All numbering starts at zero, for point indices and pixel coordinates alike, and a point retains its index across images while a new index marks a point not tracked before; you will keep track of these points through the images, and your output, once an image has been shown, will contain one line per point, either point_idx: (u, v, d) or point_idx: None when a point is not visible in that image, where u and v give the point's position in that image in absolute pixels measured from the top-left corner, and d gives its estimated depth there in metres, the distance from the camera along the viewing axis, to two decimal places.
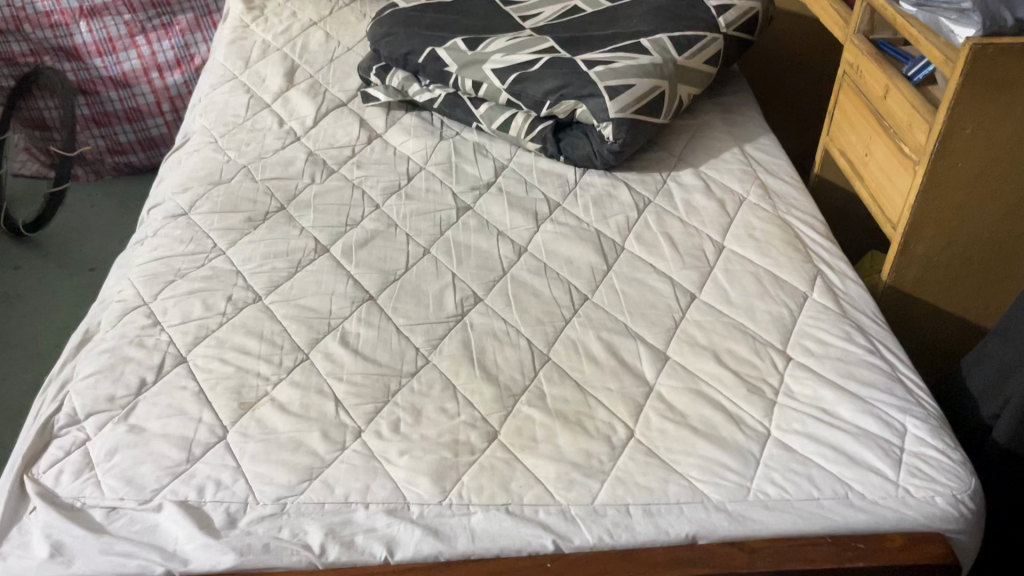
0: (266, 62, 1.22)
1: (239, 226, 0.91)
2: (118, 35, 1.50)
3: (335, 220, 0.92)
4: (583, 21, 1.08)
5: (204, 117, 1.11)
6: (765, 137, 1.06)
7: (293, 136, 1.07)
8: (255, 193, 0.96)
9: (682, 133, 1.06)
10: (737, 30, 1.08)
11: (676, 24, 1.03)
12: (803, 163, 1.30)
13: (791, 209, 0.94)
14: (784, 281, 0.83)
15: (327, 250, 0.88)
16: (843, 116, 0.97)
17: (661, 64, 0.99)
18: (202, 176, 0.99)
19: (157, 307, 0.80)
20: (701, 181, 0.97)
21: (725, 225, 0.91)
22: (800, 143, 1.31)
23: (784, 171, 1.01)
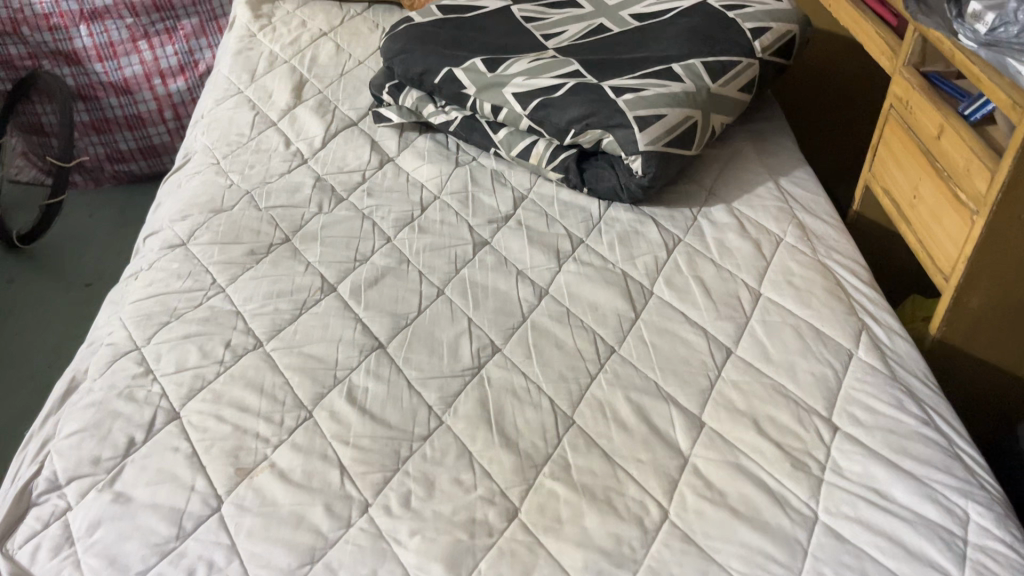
0: (273, 76, 1.15)
1: (240, 260, 0.85)
2: (119, 39, 1.44)
3: (343, 255, 0.86)
4: (609, 42, 1.02)
5: (207, 135, 1.04)
6: (801, 170, 1.00)
7: (300, 159, 1.01)
8: (258, 222, 0.90)
9: (712, 164, 0.99)
10: (773, 55, 1.02)
11: (709, 49, 0.97)
12: (834, 191, 1.24)
13: (831, 252, 0.88)
14: (827, 337, 0.77)
15: (334, 290, 0.82)
16: (888, 152, 0.90)
17: (693, 92, 0.92)
18: (203, 203, 0.92)
19: (150, 353, 0.74)
20: (734, 219, 0.91)
21: (761, 270, 0.85)
22: (832, 171, 1.24)
23: (824, 208, 0.94)
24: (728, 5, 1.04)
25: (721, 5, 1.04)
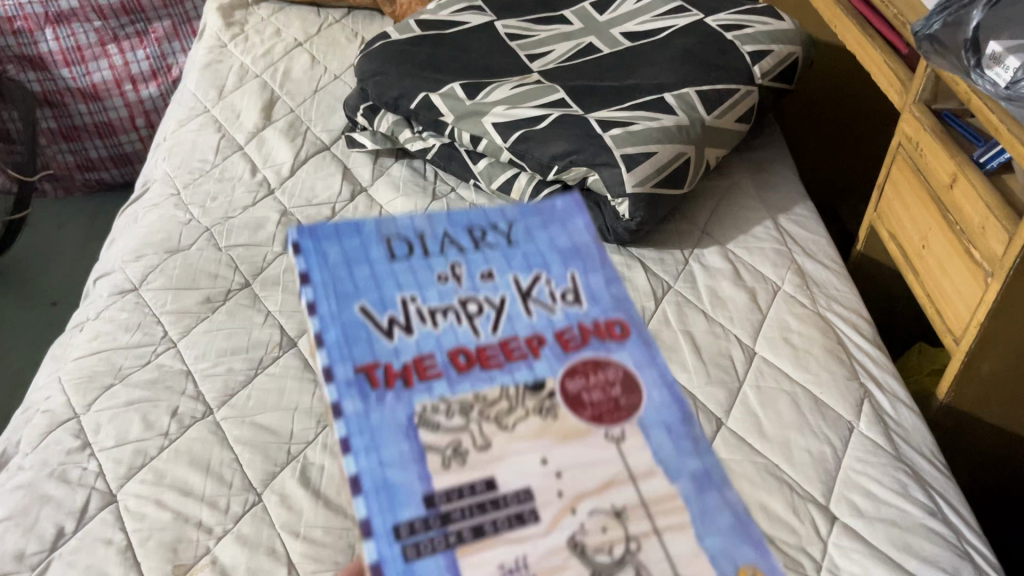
0: (241, 93, 1.08)
1: (194, 309, 0.79)
2: (87, 43, 1.36)
3: (305, 303, 0.80)
4: (598, 65, 0.95)
5: (168, 161, 0.98)
6: (802, 205, 0.93)
7: (266, 189, 0.94)
8: (217, 265, 0.84)
9: (707, 198, 0.92)
10: (773, 80, 0.95)
11: (705, 75, 0.90)
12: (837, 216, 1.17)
13: (833, 304, 0.81)
14: (825, 407, 0.71)
15: (294, 345, 0.76)
16: (897, 194, 0.83)
17: (686, 126, 0.86)
18: (158, 242, 0.86)
19: (89, 422, 0.68)
20: (729, 263, 0.85)
21: (756, 324, 0.78)
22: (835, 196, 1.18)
23: (826, 251, 0.88)
24: (727, 25, 0.97)
25: (719, 24, 0.97)
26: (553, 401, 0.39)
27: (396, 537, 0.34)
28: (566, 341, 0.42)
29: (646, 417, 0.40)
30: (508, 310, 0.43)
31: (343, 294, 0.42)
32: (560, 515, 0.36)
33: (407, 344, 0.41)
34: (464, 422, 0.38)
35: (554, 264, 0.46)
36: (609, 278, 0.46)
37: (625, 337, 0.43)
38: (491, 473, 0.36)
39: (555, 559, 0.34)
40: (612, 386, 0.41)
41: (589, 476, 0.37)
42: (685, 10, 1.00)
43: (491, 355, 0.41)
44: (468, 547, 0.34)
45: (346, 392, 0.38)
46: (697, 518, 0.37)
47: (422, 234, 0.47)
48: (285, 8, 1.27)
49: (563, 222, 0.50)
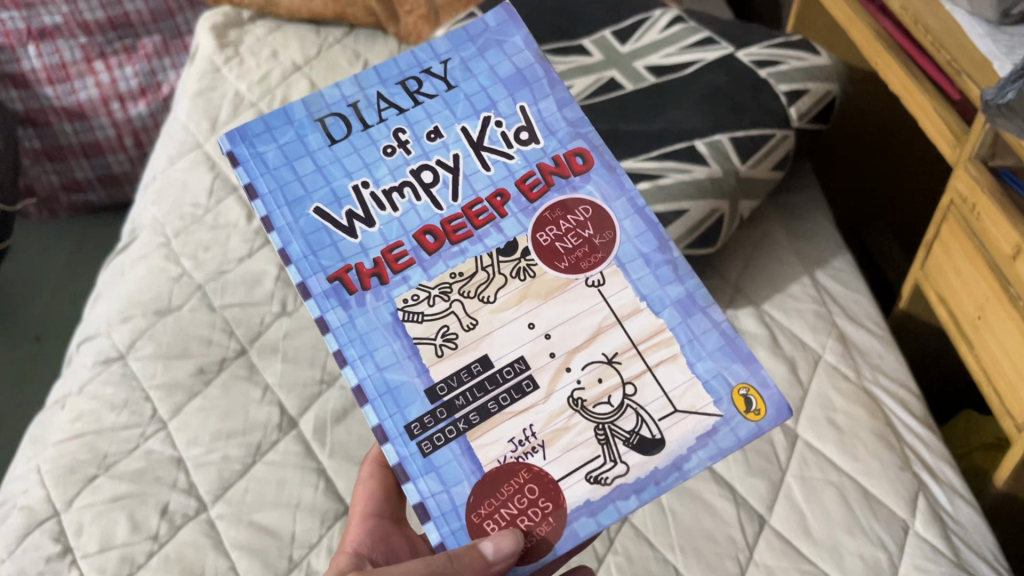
0: (236, 125, 1.01)
1: (186, 382, 0.73)
2: (72, 60, 1.29)
3: (307, 374, 0.74)
4: (621, 104, 0.88)
5: (156, 204, 0.91)
6: (840, 256, 0.87)
7: (264, 238, 0.87)
8: (210, 329, 0.77)
9: (739, 251, 0.86)
10: (810, 122, 0.88)
11: (738, 119, 0.84)
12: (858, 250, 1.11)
13: (877, 375, 0.75)
14: (877, 502, 0.65)
15: (295, 428, 0.70)
16: (946, 254, 0.77)
17: (720, 178, 0.79)
18: (147, 301, 0.79)
19: (71, 522, 0.64)
20: (765, 328, 0.79)
21: (798, 401, 0.73)
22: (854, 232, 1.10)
23: (867, 312, 0.81)
24: (761, 61, 0.90)
25: (752, 60, 0.90)
26: (531, 260, 0.50)
27: (413, 437, 0.46)
28: (529, 187, 0.51)
29: (623, 253, 0.49)
30: (465, 168, 0.51)
31: (293, 200, 0.50)
32: (556, 376, 0.47)
33: (373, 235, 0.50)
34: (446, 305, 0.49)
35: (500, 99, 0.53)
36: (561, 101, 0.53)
37: (589, 166, 0.51)
38: (485, 351, 0.48)
39: (558, 421, 0.47)
40: (585, 228, 0.50)
41: (575, 333, 0.48)
42: (714, 43, 0.94)
43: (460, 224, 0.50)
44: (477, 431, 0.46)
45: (327, 304, 0.48)
46: (687, 346, 0.48)
47: (355, 103, 0.52)
48: (281, 26, 1.19)
49: (499, 40, 0.54)
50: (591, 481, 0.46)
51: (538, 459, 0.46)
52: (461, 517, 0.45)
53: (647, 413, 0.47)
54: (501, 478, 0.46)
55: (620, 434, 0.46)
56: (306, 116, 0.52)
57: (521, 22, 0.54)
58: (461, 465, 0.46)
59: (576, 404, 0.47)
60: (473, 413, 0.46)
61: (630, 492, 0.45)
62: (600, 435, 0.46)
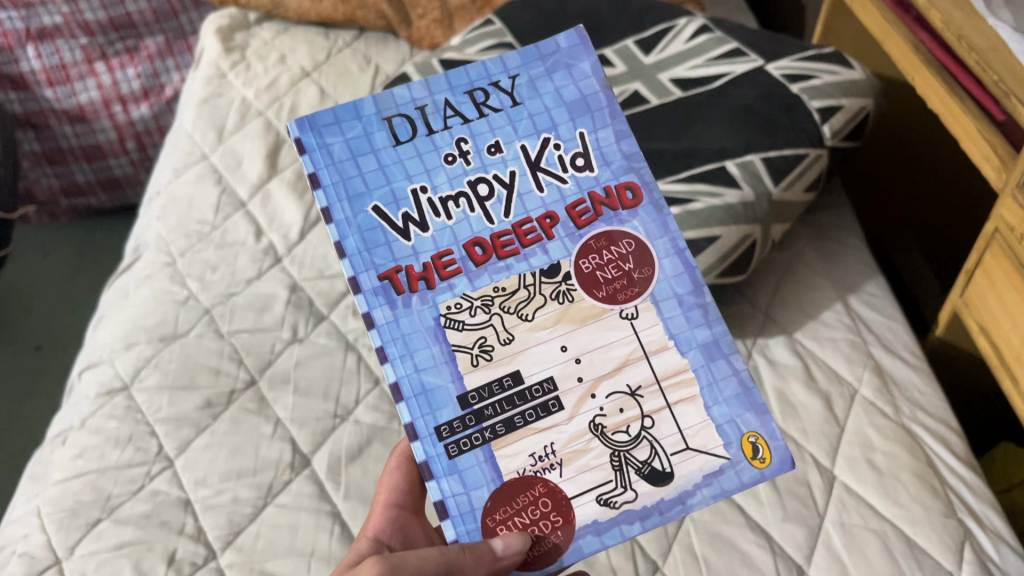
0: (243, 135, 0.97)
1: (193, 416, 0.69)
2: (73, 61, 1.25)
3: (319, 408, 0.70)
4: (647, 120, 0.85)
5: (161, 220, 0.87)
6: (874, 280, 0.83)
7: (272, 258, 0.84)
8: (218, 357, 0.74)
9: (769, 274, 0.83)
10: (843, 140, 0.85)
11: (770, 138, 0.80)
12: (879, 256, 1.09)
13: (917, 411, 0.72)
14: (920, 553, 0.62)
15: (308, 466, 0.66)
16: (990, 283, 0.74)
17: (752, 202, 0.76)
18: (152, 327, 0.76)
19: (73, 570, 0.60)
20: (799, 359, 0.75)
21: (835, 439, 0.69)
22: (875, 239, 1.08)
23: (904, 341, 0.78)
24: (793, 75, 0.86)
25: (783, 74, 0.86)
26: (571, 284, 0.48)
27: (441, 439, 0.45)
28: (579, 213, 0.49)
29: (659, 290, 0.48)
30: (519, 186, 0.49)
31: (353, 195, 0.48)
32: (582, 401, 0.47)
33: (424, 240, 0.48)
34: (486, 317, 0.47)
35: (561, 122, 0.50)
36: (622, 132, 0.50)
37: (639, 202, 0.49)
38: (517, 367, 0.47)
39: (579, 443, 0.46)
40: (626, 260, 0.49)
41: (606, 359, 0.47)
42: (743, 55, 0.90)
43: (507, 240, 0.48)
44: (503, 440, 0.46)
45: (375, 302, 0.47)
46: (705, 389, 0.47)
47: (422, 107, 0.50)
48: (289, 29, 1.15)
49: (569, 64, 0.52)
50: (601, 504, 0.46)
51: (555, 476, 0.46)
52: (478, 519, 0.45)
53: (662, 446, 0.47)
54: (517, 488, 0.46)
55: (634, 463, 0.46)
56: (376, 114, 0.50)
57: (593, 49, 0.52)
58: (482, 471, 0.45)
59: (597, 429, 0.47)
60: (500, 424, 0.46)
61: (636, 518, 0.46)
62: (614, 460, 0.46)
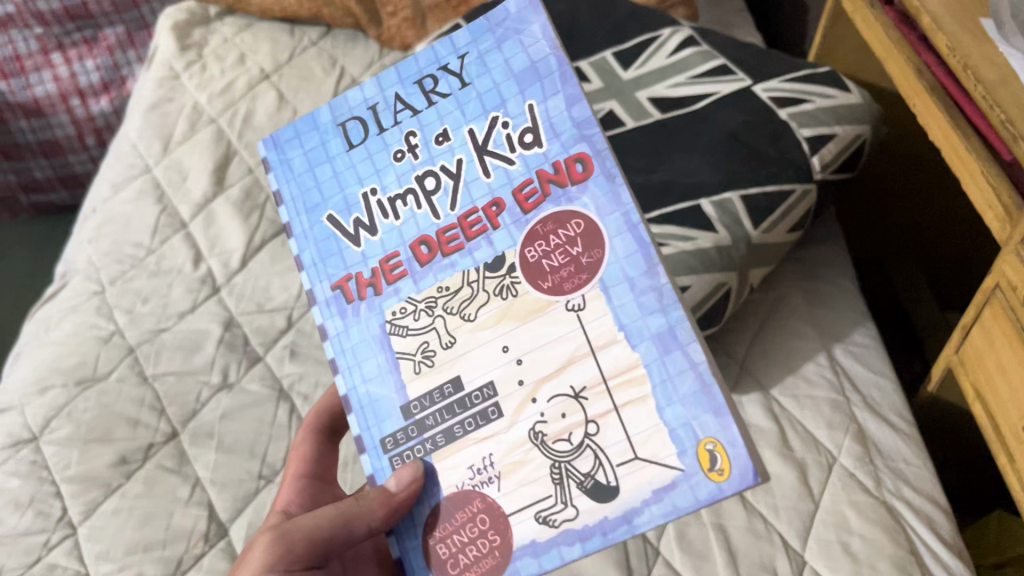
0: (190, 146, 0.90)
1: (103, 475, 0.63)
2: (28, 51, 1.19)
3: (243, 468, 0.64)
4: (620, 148, 0.78)
5: (94, 244, 0.81)
6: (863, 327, 0.76)
7: (209, 288, 0.77)
8: (138, 407, 0.67)
9: (749, 319, 0.76)
10: (835, 172, 0.77)
11: (752, 172, 0.72)
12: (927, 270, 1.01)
13: (901, 485, 0.65)
14: None
15: (225, 536, 0.61)
16: (988, 343, 0.66)
17: (727, 247, 0.69)
18: (70, 368, 0.70)
19: None
20: (774, 422, 0.68)
21: (807, 519, 0.63)
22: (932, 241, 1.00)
23: (892, 402, 0.71)
24: (783, 98, 0.78)
25: (772, 97, 0.78)
26: (515, 277, 0.42)
27: (385, 450, 0.44)
28: (526, 196, 0.42)
29: (607, 275, 0.41)
30: (466, 174, 0.43)
31: (310, 207, 0.47)
32: (521, 406, 0.41)
33: (373, 245, 0.45)
34: (429, 321, 0.44)
35: (510, 97, 0.43)
36: (573, 97, 0.42)
37: (590, 174, 0.41)
38: (456, 372, 0.43)
39: (518, 453, 0.41)
40: (575, 244, 0.41)
41: (547, 358, 0.41)
42: (729, 73, 0.82)
43: (452, 235, 0.44)
44: (446, 451, 0.43)
45: (328, 313, 0.46)
46: (638, 344, 0.40)
47: (373, 105, 0.46)
48: (252, 24, 1.07)
49: (517, 29, 0.43)
50: (540, 522, 0.40)
51: (492, 490, 0.41)
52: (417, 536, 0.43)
53: (606, 457, 0.40)
54: (457, 504, 0.42)
55: (575, 476, 0.40)
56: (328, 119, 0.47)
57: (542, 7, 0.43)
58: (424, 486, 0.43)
59: (536, 438, 0.41)
60: (439, 435, 0.43)
61: (575, 538, 0.40)
62: (555, 472, 0.41)
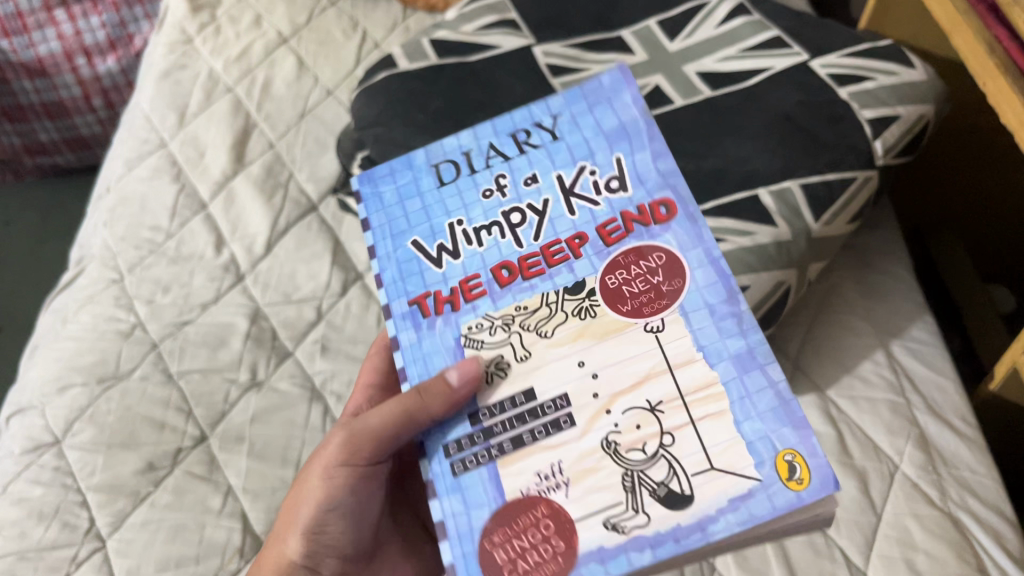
0: (208, 118, 0.83)
1: (130, 483, 0.61)
2: (30, 8, 1.11)
3: (276, 476, 0.61)
4: (671, 128, 0.72)
5: (108, 227, 0.77)
6: (921, 321, 0.72)
7: (233, 276, 0.73)
8: (163, 408, 0.64)
9: (802, 313, 0.72)
10: (897, 156, 0.71)
11: (812, 160, 0.67)
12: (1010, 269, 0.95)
13: (967, 497, 0.62)
14: None
15: (259, 550, 0.58)
16: None
17: (787, 242, 0.65)
18: (89, 366, 0.66)
19: None
20: (832, 427, 0.65)
21: (869, 533, 0.60)
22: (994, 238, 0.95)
23: (955, 404, 0.67)
24: (842, 76, 0.72)
25: (831, 74, 0.73)
26: (594, 300, 0.43)
27: (448, 456, 0.42)
28: (609, 232, 0.44)
29: (688, 302, 0.41)
30: (550, 211, 0.46)
31: (396, 233, 0.48)
32: (595, 417, 0.40)
33: (455, 267, 0.46)
34: (505, 336, 0.43)
35: (598, 150, 0.47)
36: (659, 151, 0.46)
37: (673, 215, 0.44)
38: (530, 385, 0.42)
39: (590, 461, 0.40)
40: (655, 273, 0.43)
41: (623, 374, 0.41)
42: (783, 45, 0.75)
43: (534, 262, 0.45)
44: (509, 458, 0.40)
45: (402, 326, 0.45)
46: (737, 403, 0.38)
47: (468, 151, 0.50)
48: None
49: (610, 98, 0.49)
50: (607, 527, 0.38)
51: (560, 495, 0.39)
52: (475, 542, 0.39)
53: (682, 466, 0.38)
54: (517, 510, 0.39)
55: (647, 484, 0.38)
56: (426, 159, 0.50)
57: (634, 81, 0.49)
58: (486, 490, 0.40)
59: (608, 448, 0.40)
60: (507, 441, 0.41)
61: (646, 545, 0.37)
62: (627, 481, 0.39)
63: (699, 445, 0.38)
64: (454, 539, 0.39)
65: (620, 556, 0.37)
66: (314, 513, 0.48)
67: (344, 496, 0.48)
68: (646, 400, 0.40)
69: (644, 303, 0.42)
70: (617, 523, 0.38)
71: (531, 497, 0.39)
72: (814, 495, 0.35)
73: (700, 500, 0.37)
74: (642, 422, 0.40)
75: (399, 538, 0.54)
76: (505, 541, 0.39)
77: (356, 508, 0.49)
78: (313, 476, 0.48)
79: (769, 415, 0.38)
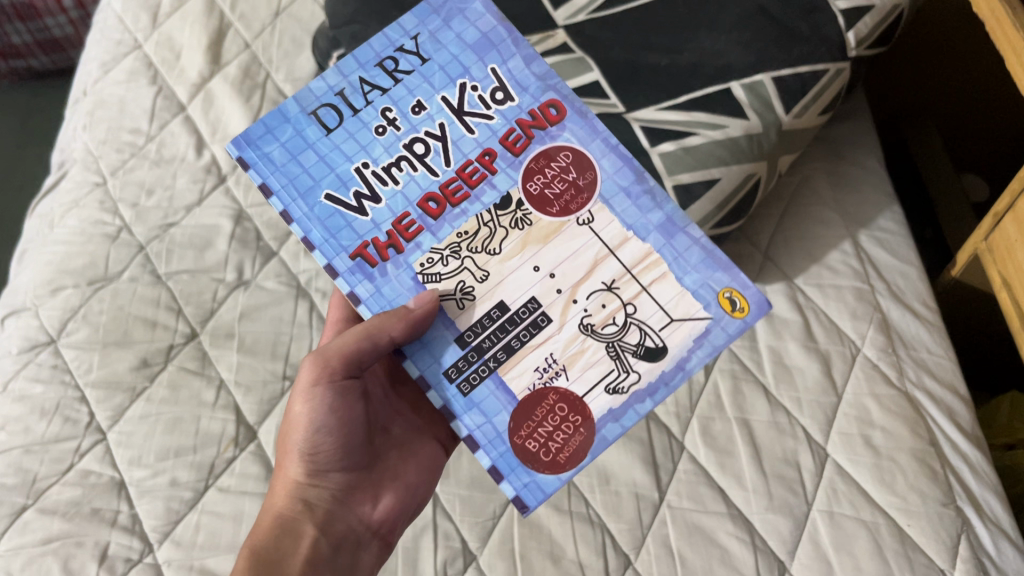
0: (181, 17, 0.82)
1: (127, 379, 0.63)
2: None
3: (267, 369, 0.64)
4: (645, 21, 0.71)
5: (88, 131, 0.77)
6: (888, 211, 0.74)
7: (215, 177, 0.74)
8: (154, 308, 0.66)
9: (772, 204, 0.74)
10: (870, 48, 0.71)
11: (784, 53, 0.68)
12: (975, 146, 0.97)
13: (923, 376, 0.65)
14: (910, 548, 0.58)
15: (254, 440, 0.62)
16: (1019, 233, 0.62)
17: (760, 133, 0.66)
18: (79, 269, 0.68)
19: None
20: (798, 313, 0.68)
21: (831, 412, 0.63)
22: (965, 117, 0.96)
23: (917, 289, 0.70)
24: None
25: None
26: (526, 210, 0.48)
27: (451, 381, 0.46)
28: (512, 142, 0.49)
29: (606, 190, 0.49)
30: (451, 134, 0.49)
31: (304, 191, 0.49)
32: (566, 309, 0.47)
33: (381, 211, 0.48)
34: (458, 263, 0.48)
35: (471, 64, 0.51)
36: (529, 56, 0.51)
37: (564, 115, 0.50)
38: (500, 298, 0.47)
39: (575, 346, 0.47)
40: (568, 171, 0.49)
41: (576, 266, 0.47)
42: None
43: (456, 187, 0.49)
44: (507, 365, 0.46)
45: (354, 280, 0.48)
46: (673, 263, 0.47)
47: (341, 91, 0.50)
48: None
49: (461, 9, 0.52)
50: (611, 393, 0.46)
51: (563, 381, 0.46)
52: (506, 441, 0.45)
53: (649, 326, 0.47)
54: (532, 404, 0.46)
55: (628, 348, 0.46)
56: (300, 114, 0.50)
57: None
58: (498, 398, 0.46)
59: (586, 330, 0.47)
60: (500, 351, 0.46)
61: (645, 395, 0.46)
62: (611, 352, 0.47)
63: (657, 306, 0.47)
64: (487, 445, 0.45)
65: (630, 412, 0.46)
66: (305, 435, 0.50)
67: (329, 414, 0.49)
68: (602, 283, 0.47)
69: (569, 202, 0.48)
70: (617, 387, 0.46)
71: (538, 391, 0.46)
72: (756, 316, 0.46)
73: (672, 347, 0.46)
74: (605, 301, 0.47)
75: (400, 446, 0.54)
76: (531, 433, 0.45)
77: (342, 427, 0.50)
78: (296, 402, 0.49)
79: (700, 265, 0.47)
